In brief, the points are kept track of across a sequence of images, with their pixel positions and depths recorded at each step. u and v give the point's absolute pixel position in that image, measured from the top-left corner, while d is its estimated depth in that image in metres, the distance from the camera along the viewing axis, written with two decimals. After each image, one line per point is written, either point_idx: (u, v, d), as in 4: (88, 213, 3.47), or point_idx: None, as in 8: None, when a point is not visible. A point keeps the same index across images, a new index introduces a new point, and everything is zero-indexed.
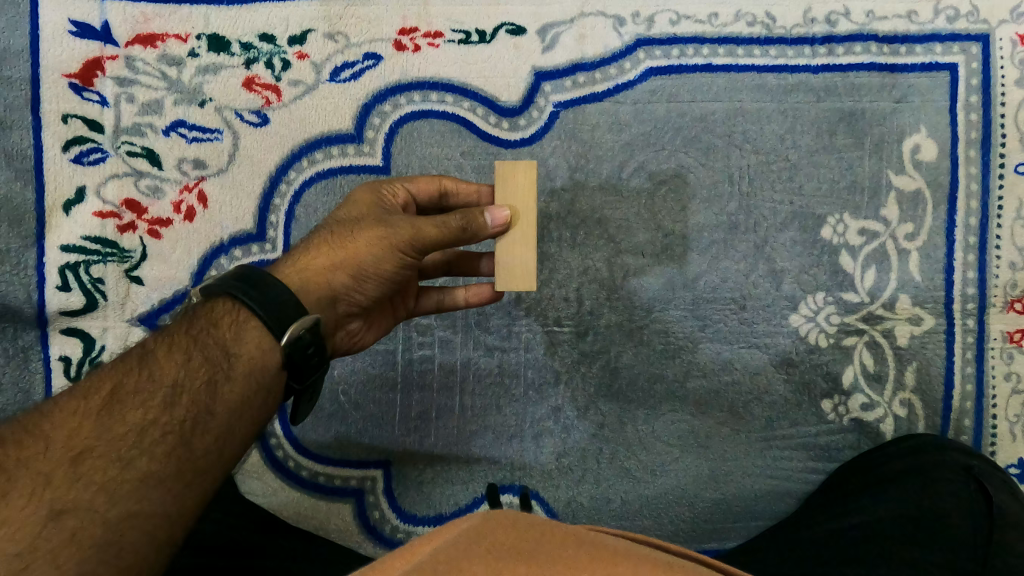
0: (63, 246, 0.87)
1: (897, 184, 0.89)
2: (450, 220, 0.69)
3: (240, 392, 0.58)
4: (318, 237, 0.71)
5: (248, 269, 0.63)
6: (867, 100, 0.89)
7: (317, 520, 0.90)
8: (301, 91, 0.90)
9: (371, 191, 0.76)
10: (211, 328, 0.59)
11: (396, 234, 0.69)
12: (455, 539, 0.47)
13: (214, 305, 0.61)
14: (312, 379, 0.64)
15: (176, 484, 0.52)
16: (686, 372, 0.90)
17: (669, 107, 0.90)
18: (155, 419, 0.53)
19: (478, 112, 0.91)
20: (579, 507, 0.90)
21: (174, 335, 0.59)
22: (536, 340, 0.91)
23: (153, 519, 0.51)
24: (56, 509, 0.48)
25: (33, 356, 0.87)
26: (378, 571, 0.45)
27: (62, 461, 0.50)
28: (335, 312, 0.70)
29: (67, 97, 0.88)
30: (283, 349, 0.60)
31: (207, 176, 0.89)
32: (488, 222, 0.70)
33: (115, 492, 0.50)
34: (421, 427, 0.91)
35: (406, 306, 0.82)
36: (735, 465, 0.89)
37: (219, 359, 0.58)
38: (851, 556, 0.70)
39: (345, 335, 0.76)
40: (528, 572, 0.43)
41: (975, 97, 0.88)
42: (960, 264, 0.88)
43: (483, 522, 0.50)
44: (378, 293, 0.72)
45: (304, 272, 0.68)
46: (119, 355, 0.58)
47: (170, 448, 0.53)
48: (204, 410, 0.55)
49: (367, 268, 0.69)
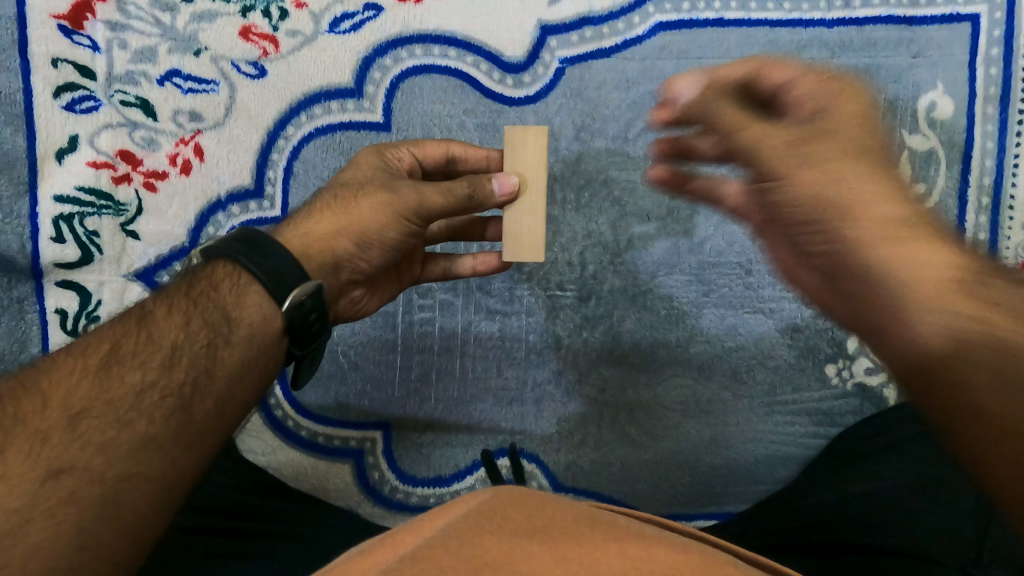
0: (56, 196, 0.85)
1: (910, 144, 0.87)
2: (457, 188, 0.68)
3: (240, 357, 0.56)
4: (322, 201, 0.69)
5: (249, 232, 0.62)
6: (883, 56, 0.87)
7: (317, 480, 0.89)
8: (299, 43, 0.87)
9: (375, 154, 0.74)
10: (211, 291, 0.58)
11: (402, 199, 0.67)
12: (468, 512, 0.47)
13: (213, 270, 0.59)
14: (312, 346, 0.63)
15: (175, 449, 0.50)
16: (690, 337, 0.89)
17: (678, 63, 0.88)
18: (154, 381, 0.52)
19: (481, 67, 0.88)
20: (579, 470, 0.90)
21: (174, 297, 0.57)
22: (538, 303, 0.90)
23: (155, 481, 0.49)
24: (54, 467, 0.46)
25: (27, 308, 0.85)
26: (391, 546, 0.46)
27: (59, 421, 0.48)
28: (338, 279, 0.69)
29: (56, 40, 0.84)
30: (284, 316, 0.59)
31: (204, 129, 0.87)
32: (495, 189, 0.69)
33: (115, 452, 0.48)
34: (421, 389, 0.90)
35: (411, 272, 0.80)
36: (736, 430, 0.89)
37: (219, 322, 0.56)
38: (855, 520, 0.67)
39: (348, 302, 0.74)
40: (537, 550, 0.42)
41: (996, 49, 0.86)
42: (971, 226, 0.87)
43: (495, 496, 0.49)
44: (382, 261, 0.71)
45: (306, 238, 0.66)
46: (117, 315, 0.56)
47: (170, 410, 0.51)
48: (203, 374, 0.54)
49: (373, 234, 0.68)
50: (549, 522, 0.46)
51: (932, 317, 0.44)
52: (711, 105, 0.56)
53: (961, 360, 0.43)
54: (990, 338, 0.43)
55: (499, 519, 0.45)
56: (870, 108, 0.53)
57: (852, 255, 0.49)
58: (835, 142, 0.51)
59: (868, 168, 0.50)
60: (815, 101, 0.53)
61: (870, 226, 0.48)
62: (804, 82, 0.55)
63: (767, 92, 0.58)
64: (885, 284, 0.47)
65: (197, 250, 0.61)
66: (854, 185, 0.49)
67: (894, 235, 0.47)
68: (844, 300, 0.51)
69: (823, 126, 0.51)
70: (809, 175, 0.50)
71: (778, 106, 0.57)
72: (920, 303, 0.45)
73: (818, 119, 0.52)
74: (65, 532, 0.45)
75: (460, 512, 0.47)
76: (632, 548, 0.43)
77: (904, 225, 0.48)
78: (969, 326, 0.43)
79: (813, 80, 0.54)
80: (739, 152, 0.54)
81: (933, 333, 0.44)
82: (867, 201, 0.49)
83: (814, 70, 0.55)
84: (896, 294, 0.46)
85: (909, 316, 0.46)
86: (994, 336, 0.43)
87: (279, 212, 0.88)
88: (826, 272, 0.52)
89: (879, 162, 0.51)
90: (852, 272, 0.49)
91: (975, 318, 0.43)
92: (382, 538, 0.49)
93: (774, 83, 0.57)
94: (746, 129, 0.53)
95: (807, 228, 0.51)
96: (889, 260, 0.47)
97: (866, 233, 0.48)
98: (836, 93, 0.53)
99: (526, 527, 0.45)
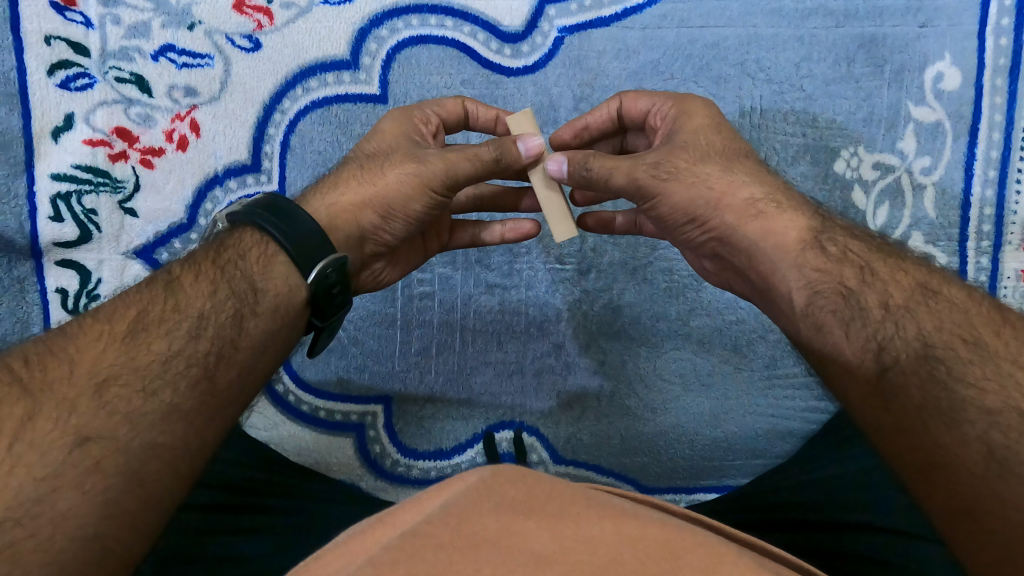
0: (54, 175, 0.84)
1: (916, 116, 0.85)
2: (481, 152, 0.66)
3: (263, 329, 0.58)
4: (349, 172, 0.69)
5: (273, 198, 0.64)
6: (889, 24, 0.85)
7: (318, 454, 0.90)
8: (293, 15, 0.87)
9: (404, 121, 0.72)
10: (238, 259, 0.60)
11: (428, 171, 0.66)
12: (465, 487, 0.44)
13: (241, 237, 0.61)
14: (333, 318, 0.65)
15: (197, 418, 0.51)
16: (690, 310, 0.90)
17: (680, 33, 0.86)
18: (181, 350, 0.53)
19: (478, 37, 0.87)
20: (579, 444, 0.90)
21: (201, 263, 0.59)
22: (538, 277, 0.90)
23: (178, 450, 0.49)
24: (81, 435, 0.46)
25: (28, 287, 0.85)
26: (386, 525, 0.43)
27: (86, 388, 0.48)
28: (362, 252, 0.69)
29: (48, 17, 0.83)
30: (310, 288, 0.60)
31: (200, 105, 0.86)
32: (521, 149, 0.67)
33: (141, 421, 0.48)
34: (421, 363, 0.90)
35: (440, 240, 0.79)
36: (735, 404, 0.89)
37: (246, 291, 0.58)
38: (855, 497, 0.66)
39: (370, 274, 0.73)
40: (540, 533, 0.40)
41: (1007, 19, 0.84)
42: (978, 200, 0.86)
43: (491, 475, 0.44)
44: (406, 234, 0.70)
45: (333, 208, 0.67)
46: (141, 282, 0.58)
47: (195, 380, 0.52)
48: (228, 344, 0.55)
49: (396, 205, 0.67)
50: (549, 502, 0.43)
51: (796, 274, 0.58)
52: (585, 166, 0.66)
53: (815, 306, 0.56)
54: (837, 285, 0.56)
55: (497, 504, 0.42)
56: (716, 116, 0.68)
57: (731, 234, 0.62)
58: (684, 155, 0.64)
59: (721, 167, 0.64)
60: (669, 124, 0.69)
61: (739, 212, 0.62)
62: (661, 109, 0.70)
63: (638, 119, 0.73)
64: (762, 257, 0.60)
65: (223, 215, 0.63)
66: (716, 184, 0.63)
67: (757, 215, 0.61)
68: (736, 274, 0.67)
69: (679, 144, 0.65)
70: (682, 184, 0.63)
71: (649, 127, 0.72)
72: (784, 261, 0.59)
73: (675, 141, 0.66)
74: (93, 500, 0.45)
75: (456, 491, 0.44)
76: (624, 523, 0.42)
77: (765, 206, 0.62)
78: (821, 277, 0.57)
79: (669, 108, 0.69)
80: (623, 189, 0.65)
81: (796, 287, 0.58)
82: (731, 190, 0.62)
83: (664, 98, 0.71)
84: (770, 258, 0.60)
85: (780, 275, 0.59)
86: (838, 282, 0.56)
87: (277, 185, 0.87)
88: (718, 257, 0.66)
89: (731, 158, 0.65)
90: (737, 249, 0.62)
91: (823, 271, 0.57)
92: (378, 513, 0.46)
93: (638, 112, 0.72)
94: (618, 172, 0.64)
95: (690, 224, 0.65)
96: (763, 233, 0.60)
97: (737, 217, 0.61)
98: (682, 120, 0.68)
99: (525, 510, 0.42)
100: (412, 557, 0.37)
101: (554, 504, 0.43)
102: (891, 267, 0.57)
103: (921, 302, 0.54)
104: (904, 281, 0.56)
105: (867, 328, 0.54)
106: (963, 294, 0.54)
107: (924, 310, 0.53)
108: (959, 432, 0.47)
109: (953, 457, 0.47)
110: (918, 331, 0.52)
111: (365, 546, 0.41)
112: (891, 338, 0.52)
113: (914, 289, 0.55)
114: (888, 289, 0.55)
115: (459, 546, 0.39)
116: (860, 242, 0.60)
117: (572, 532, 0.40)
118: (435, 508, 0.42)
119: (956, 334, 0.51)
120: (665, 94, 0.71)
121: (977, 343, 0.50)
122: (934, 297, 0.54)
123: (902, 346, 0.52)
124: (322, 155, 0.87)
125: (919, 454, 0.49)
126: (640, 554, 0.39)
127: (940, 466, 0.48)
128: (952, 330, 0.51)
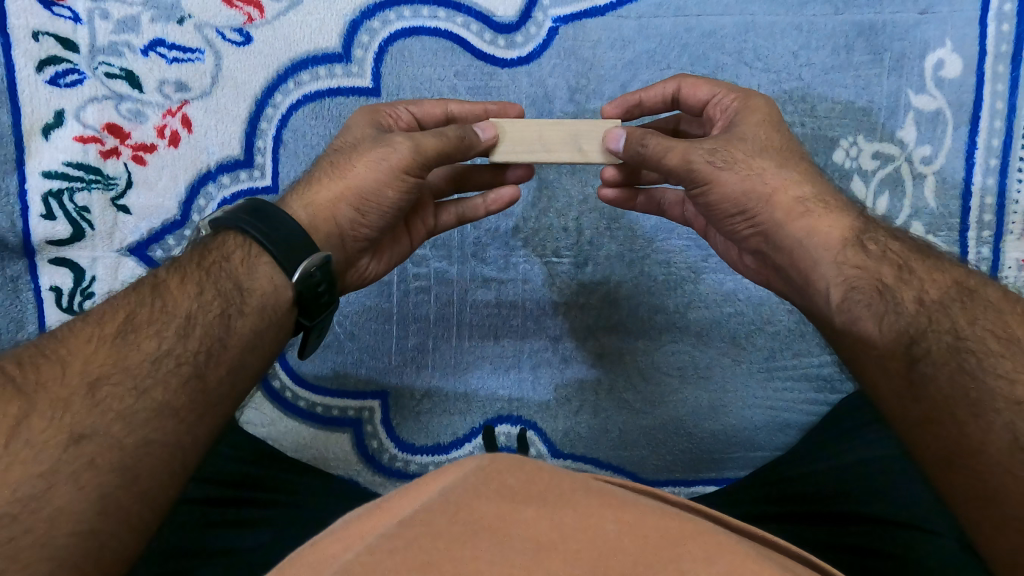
0: (45, 173, 0.84)
1: (917, 105, 0.84)
2: (447, 130, 0.66)
3: (252, 328, 0.57)
4: (321, 171, 0.68)
5: (257, 203, 0.62)
6: (890, 11, 0.83)
7: (316, 451, 0.89)
8: (284, 7, 0.86)
9: (370, 114, 0.72)
10: (223, 262, 0.59)
11: (397, 155, 0.65)
12: (465, 476, 0.43)
13: (224, 240, 0.60)
14: (320, 318, 0.63)
15: (189, 415, 0.51)
16: (688, 303, 0.89)
17: (675, 21, 0.85)
18: (170, 349, 0.52)
19: (472, 29, 0.86)
20: (576, 438, 0.90)
21: (186, 267, 0.58)
22: (534, 271, 0.89)
23: (172, 446, 0.49)
24: (75, 433, 0.46)
25: (22, 286, 0.85)
26: (384, 510, 0.43)
27: (77, 389, 0.48)
28: (343, 249, 0.68)
29: (36, 13, 0.83)
30: (295, 287, 0.59)
31: (191, 100, 0.86)
32: (478, 135, 0.67)
33: (133, 418, 0.48)
34: (418, 359, 0.90)
35: (426, 225, 0.78)
36: (735, 396, 0.89)
37: (231, 291, 0.57)
38: (853, 487, 0.65)
39: (356, 271, 0.73)
40: (541, 519, 0.39)
41: (1009, 6, 0.82)
42: (979, 189, 0.85)
43: (489, 462, 0.44)
44: (385, 224, 0.69)
45: (311, 207, 0.66)
46: (128, 286, 0.57)
47: (186, 378, 0.51)
48: (217, 343, 0.54)
49: (369, 196, 0.66)
50: (549, 491, 0.42)
51: (835, 270, 0.58)
52: (642, 142, 0.64)
53: (852, 301, 0.56)
54: (874, 281, 0.56)
55: (495, 490, 0.41)
56: (777, 113, 0.67)
57: (778, 231, 0.61)
58: (741, 147, 0.63)
59: (778, 163, 0.63)
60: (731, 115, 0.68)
61: (788, 210, 0.61)
62: (723, 101, 0.70)
63: (695, 106, 0.73)
64: (803, 254, 0.60)
65: (206, 222, 0.62)
66: (771, 178, 0.62)
67: (806, 213, 0.61)
68: (776, 272, 0.66)
69: (738, 135, 0.64)
70: (738, 174, 0.62)
71: (706, 116, 0.72)
72: (824, 258, 0.59)
73: (734, 131, 0.65)
74: (87, 496, 0.44)
75: (453, 479, 0.43)
76: (623, 511, 0.41)
77: (814, 204, 0.61)
78: (860, 275, 0.57)
79: (731, 100, 0.69)
80: (675, 170, 0.64)
81: (835, 283, 0.57)
82: (786, 186, 0.62)
83: (726, 90, 0.70)
84: (811, 256, 0.59)
85: (819, 271, 0.59)
86: (877, 279, 0.56)
87: (270, 181, 0.87)
88: (761, 253, 0.66)
89: (788, 156, 0.64)
90: (781, 247, 0.62)
91: (863, 268, 0.57)
92: (375, 500, 0.45)
93: (697, 100, 0.72)
94: (674, 153, 0.63)
95: (739, 217, 0.64)
96: (797, 240, 0.60)
97: (787, 214, 0.61)
98: (744, 113, 0.67)
99: (526, 497, 0.41)
100: (411, 541, 0.37)
101: (556, 494, 0.42)
102: (928, 267, 0.57)
103: (958, 298, 0.54)
104: (941, 279, 0.56)
105: (903, 320, 0.53)
106: (998, 294, 0.54)
107: (958, 305, 0.53)
108: (985, 420, 0.48)
109: (978, 443, 0.48)
110: (954, 326, 0.52)
111: (365, 534, 0.40)
112: (925, 332, 0.52)
113: (950, 286, 0.55)
114: (926, 286, 0.55)
115: (455, 532, 0.38)
116: (901, 243, 0.59)
117: (572, 519, 0.39)
118: (436, 494, 0.41)
119: (989, 328, 0.51)
120: (728, 86, 0.70)
121: (1010, 338, 0.50)
122: (970, 296, 0.54)
123: (936, 339, 0.52)
124: (315, 149, 0.87)
125: (942, 449, 0.50)
126: (642, 540, 0.38)
127: (969, 452, 0.48)
128: (986, 325, 0.51)
